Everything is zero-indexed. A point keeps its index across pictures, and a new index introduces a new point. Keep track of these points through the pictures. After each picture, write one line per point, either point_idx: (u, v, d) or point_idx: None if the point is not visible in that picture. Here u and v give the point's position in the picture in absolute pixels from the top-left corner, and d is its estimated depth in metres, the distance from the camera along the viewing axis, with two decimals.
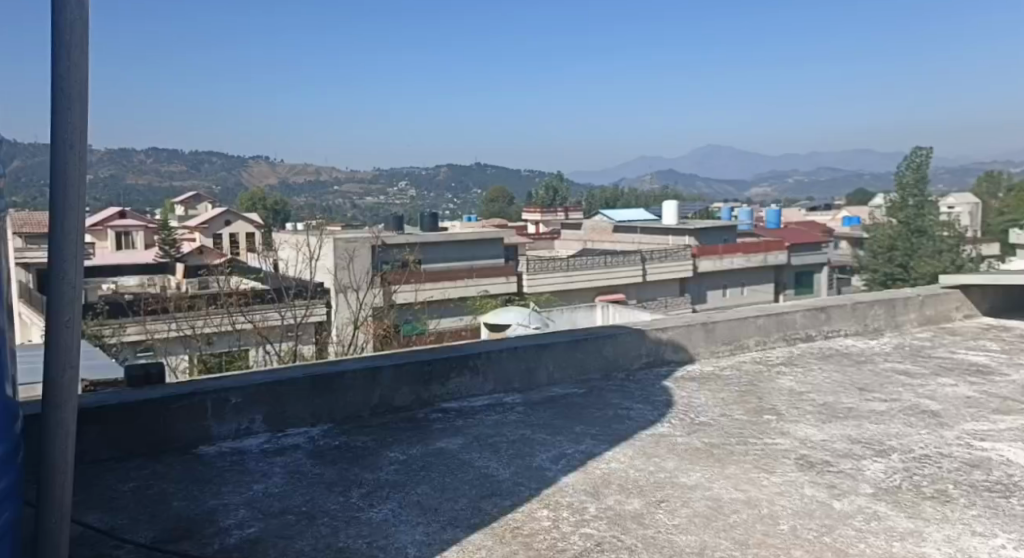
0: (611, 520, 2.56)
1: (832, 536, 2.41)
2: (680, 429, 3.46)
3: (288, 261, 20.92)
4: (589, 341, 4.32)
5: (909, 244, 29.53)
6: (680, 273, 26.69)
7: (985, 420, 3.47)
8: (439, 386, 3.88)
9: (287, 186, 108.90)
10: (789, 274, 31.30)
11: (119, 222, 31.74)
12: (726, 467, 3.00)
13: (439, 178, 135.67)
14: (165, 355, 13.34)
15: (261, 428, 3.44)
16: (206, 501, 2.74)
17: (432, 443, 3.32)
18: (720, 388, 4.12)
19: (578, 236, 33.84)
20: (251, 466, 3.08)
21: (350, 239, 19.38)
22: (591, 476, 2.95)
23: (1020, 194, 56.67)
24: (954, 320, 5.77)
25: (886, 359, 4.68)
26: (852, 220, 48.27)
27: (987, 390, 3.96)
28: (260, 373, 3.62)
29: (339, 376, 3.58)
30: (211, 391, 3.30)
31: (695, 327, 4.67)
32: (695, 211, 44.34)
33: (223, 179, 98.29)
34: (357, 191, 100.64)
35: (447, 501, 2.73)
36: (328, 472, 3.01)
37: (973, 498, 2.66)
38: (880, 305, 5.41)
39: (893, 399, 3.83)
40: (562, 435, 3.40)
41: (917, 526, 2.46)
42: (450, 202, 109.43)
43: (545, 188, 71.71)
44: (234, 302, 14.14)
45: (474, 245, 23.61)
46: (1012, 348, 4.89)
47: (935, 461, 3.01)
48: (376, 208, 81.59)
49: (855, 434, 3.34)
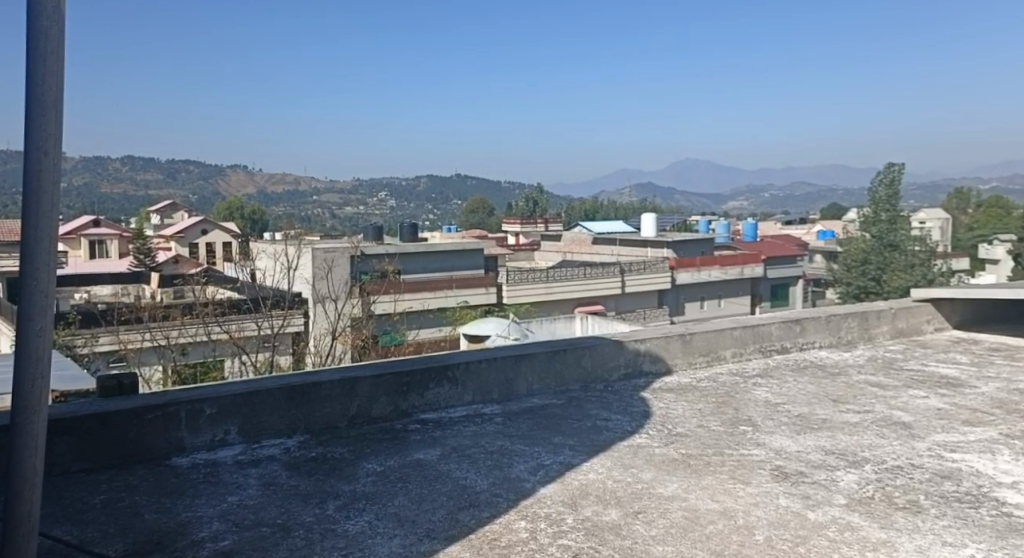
0: (588, 531, 2.57)
1: (806, 547, 2.44)
2: (657, 440, 3.48)
3: (266, 270, 20.79)
4: (566, 351, 4.34)
5: (883, 258, 29.97)
6: (658, 285, 26.83)
7: (955, 432, 3.53)
8: (417, 396, 3.87)
9: (265, 195, 108.38)
10: (765, 287, 31.57)
11: (94, 230, 31.36)
12: (703, 478, 3.02)
13: (419, 189, 135.74)
14: (140, 366, 13.17)
15: (236, 440, 3.41)
16: (179, 514, 2.71)
17: (410, 454, 3.32)
18: (697, 399, 4.15)
19: (558, 247, 33.95)
20: (225, 477, 3.05)
21: (329, 249, 19.35)
22: (569, 487, 2.95)
23: (991, 211, 57.38)
24: (925, 333, 5.86)
25: (859, 371, 4.73)
26: (827, 234, 48.76)
27: (957, 402, 4.02)
28: (236, 383, 3.59)
29: (316, 386, 3.57)
30: (185, 402, 3.27)
31: (673, 338, 4.70)
32: (674, 224, 44.62)
33: (201, 188, 97.61)
34: (336, 200, 100.45)
35: (424, 512, 2.73)
36: (304, 484, 2.99)
37: (943, 508, 2.70)
38: (854, 317, 5.48)
39: (866, 411, 3.88)
40: (540, 446, 3.41)
41: (890, 536, 2.50)
42: (430, 212, 109.28)
43: (524, 200, 72.03)
44: (210, 312, 14.02)
45: (454, 256, 23.61)
46: (981, 361, 4.97)
47: (907, 472, 3.05)
48: (355, 218, 81.31)
49: (829, 445, 3.38)
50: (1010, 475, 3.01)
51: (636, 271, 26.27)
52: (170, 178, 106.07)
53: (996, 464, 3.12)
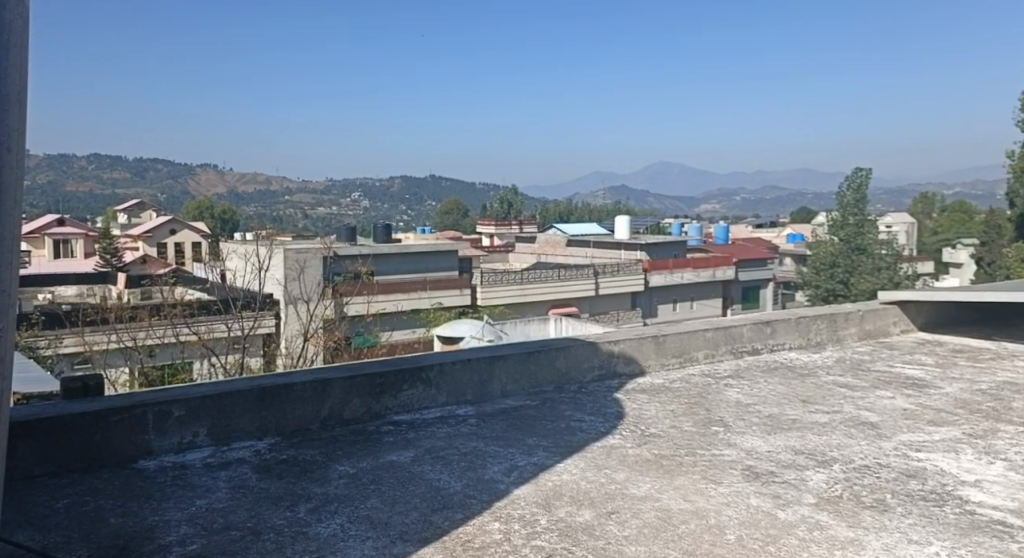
0: (561, 532, 2.58)
1: (777, 546, 2.47)
2: (631, 440, 3.51)
3: (236, 271, 20.58)
4: (541, 353, 4.35)
5: (850, 261, 30.43)
6: (632, 287, 26.97)
7: (921, 431, 3.60)
8: (390, 397, 3.86)
9: (236, 194, 107.22)
10: (737, 289, 31.90)
11: (58, 230, 30.77)
12: (675, 478, 3.05)
13: (393, 190, 135.08)
14: (106, 368, 12.95)
15: (205, 442, 3.38)
16: (144, 518, 2.68)
17: (383, 456, 3.31)
18: (669, 400, 4.18)
19: (532, 249, 33.99)
20: (194, 480, 3.02)
21: (301, 249, 19.20)
22: (543, 488, 2.97)
23: (954, 217, 58.43)
24: (892, 335, 5.96)
25: (827, 372, 4.80)
26: (797, 238, 49.33)
27: (923, 402, 4.10)
28: (206, 385, 3.56)
29: (287, 388, 3.55)
30: (153, 404, 3.24)
31: (647, 340, 4.73)
32: (647, 226, 44.89)
33: (170, 187, 96.22)
34: (308, 201, 99.67)
35: (397, 514, 2.72)
36: (275, 487, 2.97)
37: (910, 507, 2.75)
38: (823, 319, 5.57)
39: (835, 411, 3.94)
40: (514, 448, 3.41)
41: (857, 534, 2.54)
42: (404, 213, 108.88)
43: (499, 202, 71.97)
44: (178, 313, 13.82)
45: (428, 257, 23.55)
46: (944, 362, 5.08)
47: (874, 471, 3.10)
48: (328, 218, 80.70)
49: (799, 445, 3.43)
50: (973, 473, 3.08)
51: (609, 273, 26.38)
52: (138, 177, 104.48)
53: (960, 463, 3.19)
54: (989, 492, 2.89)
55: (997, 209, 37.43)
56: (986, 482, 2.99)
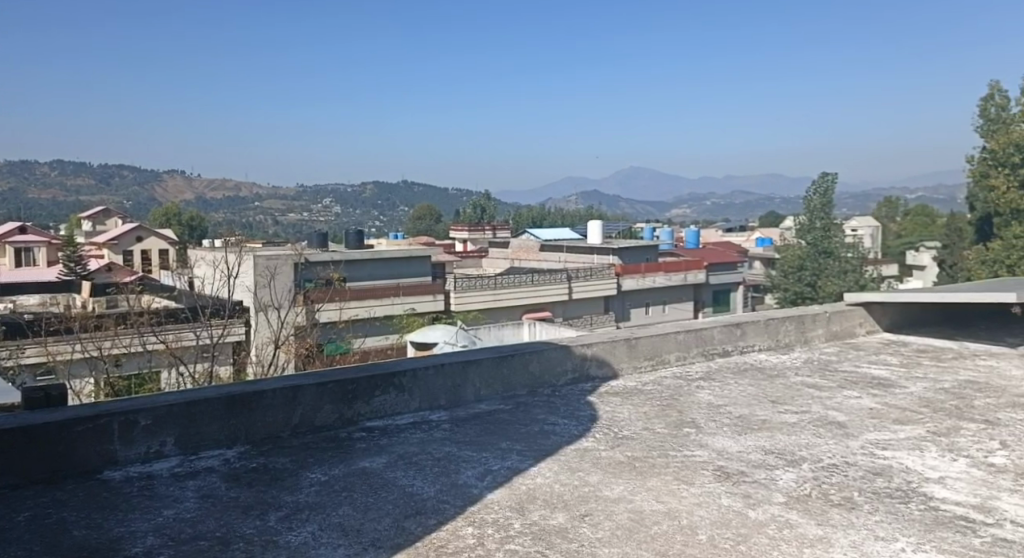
0: (534, 536, 2.59)
1: (747, 545, 2.51)
2: (604, 443, 3.53)
3: (204, 277, 20.33)
4: (514, 357, 4.37)
5: (817, 264, 30.94)
6: (604, 291, 27.09)
7: (886, 430, 3.67)
8: (363, 403, 3.85)
9: (204, 201, 105.89)
10: (708, 292, 32.22)
11: (19, 237, 30.13)
12: (647, 479, 3.08)
13: (364, 196, 134.38)
14: (70, 379, 12.71)
15: (173, 451, 3.34)
16: (110, 530, 2.65)
17: (356, 463, 3.30)
18: (642, 403, 4.20)
19: (504, 254, 33.98)
20: (161, 491, 2.99)
21: (271, 255, 18.99)
22: (517, 492, 2.97)
23: (917, 220, 59.51)
24: (858, 336, 6.06)
25: (796, 373, 4.88)
26: (766, 242, 49.95)
27: (888, 401, 4.18)
28: (174, 393, 3.52)
29: (257, 395, 3.52)
30: (118, 413, 3.20)
31: (619, 343, 4.78)
32: (619, 230, 45.12)
33: (137, 194, 94.72)
34: (278, 207, 98.72)
35: (370, 521, 2.72)
36: (244, 496, 2.94)
37: (876, 504, 2.81)
38: (791, 320, 5.65)
39: (803, 411, 4.00)
40: (488, 452, 3.42)
41: (825, 532, 2.58)
42: (375, 218, 108.29)
43: (472, 206, 71.81)
44: (145, 321, 13.60)
45: (400, 263, 23.45)
46: (908, 362, 5.18)
47: (842, 470, 3.16)
48: (298, 225, 79.92)
49: (769, 445, 3.48)
50: (936, 470, 3.15)
51: (582, 277, 26.46)
52: (103, 183, 102.73)
53: (925, 460, 3.26)
54: (952, 488, 2.96)
55: (958, 212, 38.17)
56: (950, 478, 3.06)
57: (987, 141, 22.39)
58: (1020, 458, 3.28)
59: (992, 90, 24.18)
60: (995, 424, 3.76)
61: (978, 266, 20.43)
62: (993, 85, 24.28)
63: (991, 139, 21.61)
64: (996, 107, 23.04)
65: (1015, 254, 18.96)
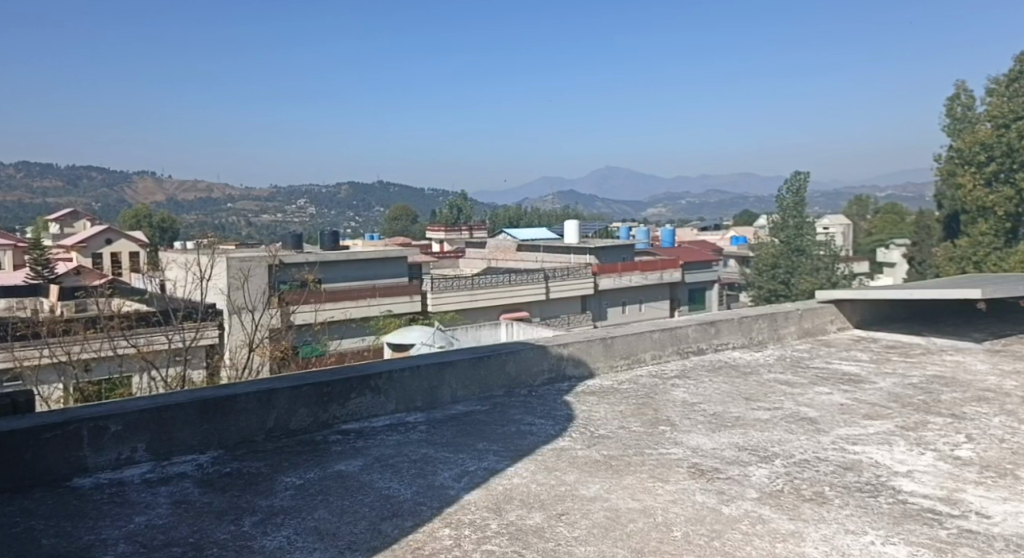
0: (511, 536, 2.60)
1: (720, 541, 2.54)
2: (581, 442, 3.55)
3: (176, 280, 20.08)
4: (491, 358, 4.37)
5: (791, 262, 31.30)
6: (581, 290, 27.16)
7: (856, 425, 3.72)
8: (339, 406, 3.83)
9: (175, 202, 104.55)
10: (683, 291, 32.45)
11: None
12: (623, 478, 3.10)
13: (339, 197, 133.65)
14: (38, 385, 12.45)
15: (144, 457, 3.31)
16: (80, 538, 2.61)
17: (331, 466, 3.28)
18: (618, 401, 4.24)
19: (481, 254, 33.95)
20: (132, 497, 2.95)
21: (245, 257, 18.79)
22: (494, 492, 2.99)
23: (887, 217, 60.47)
24: (829, 332, 6.13)
25: (769, 370, 4.94)
26: (740, 241, 50.38)
27: (858, 397, 4.24)
28: (144, 398, 3.48)
29: (229, 400, 3.49)
30: (86, 419, 3.15)
31: (595, 342, 4.80)
32: (595, 229, 45.25)
33: (106, 196, 93.22)
34: (251, 209, 97.80)
35: (346, 524, 2.71)
36: (217, 501, 2.92)
37: (846, 498, 2.85)
38: (764, 318, 5.71)
39: (776, 407, 4.05)
40: (465, 453, 3.43)
41: (797, 527, 2.62)
42: (350, 219, 107.74)
43: (448, 207, 71.63)
44: (115, 325, 13.38)
45: (377, 264, 23.36)
46: (879, 358, 5.27)
47: (813, 465, 3.20)
48: (271, 226, 79.19)
49: (742, 442, 3.52)
50: (905, 464, 3.20)
51: (559, 276, 26.52)
52: (71, 186, 101.13)
53: (893, 455, 3.32)
54: (920, 481, 3.01)
55: (926, 210, 38.78)
56: (917, 472, 3.11)
57: (953, 139, 22.78)
58: (984, 451, 3.35)
59: (959, 89, 24.54)
60: (961, 418, 3.83)
61: (946, 263, 20.85)
62: (959, 84, 24.69)
63: (957, 138, 21.96)
64: (962, 106, 23.46)
65: (983, 251, 19.40)
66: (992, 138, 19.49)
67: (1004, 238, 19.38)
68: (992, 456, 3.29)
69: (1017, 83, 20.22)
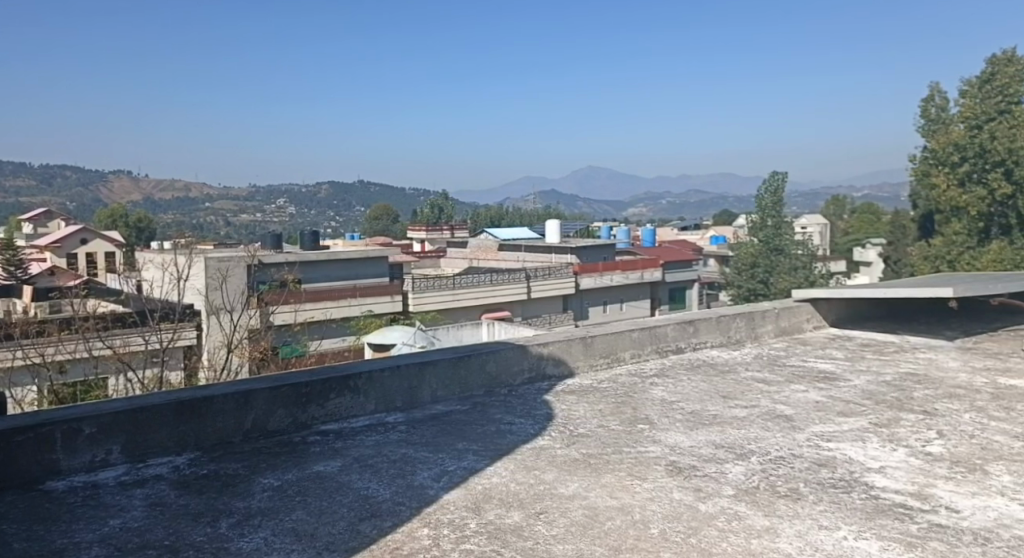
0: (490, 534, 2.61)
1: (696, 537, 2.56)
2: (560, 441, 3.56)
3: (153, 280, 19.87)
4: (471, 357, 4.37)
5: (769, 261, 31.58)
6: (563, 289, 27.22)
7: (831, 423, 3.77)
8: (317, 407, 3.81)
9: (152, 202, 103.22)
10: (664, 290, 32.62)
11: None
12: (601, 476, 3.11)
13: (319, 197, 132.95)
14: (12, 387, 12.27)
15: (119, 460, 3.28)
16: (52, 541, 2.59)
17: (309, 467, 3.27)
18: (597, 400, 4.26)
19: (462, 254, 33.92)
20: (106, 500, 2.93)
21: (223, 257, 18.63)
22: (473, 492, 2.99)
23: (863, 217, 61.25)
24: (805, 331, 6.20)
25: (746, 368, 4.98)
26: (719, 241, 50.74)
27: (833, 394, 4.29)
28: (119, 400, 3.45)
29: (207, 401, 3.47)
30: (60, 421, 3.13)
31: (575, 342, 4.81)
32: (577, 229, 45.32)
33: (81, 196, 91.84)
34: (230, 208, 96.96)
35: (323, 525, 2.70)
36: (194, 503, 2.91)
37: (820, 494, 2.88)
38: (741, 317, 5.75)
39: (753, 405, 4.09)
40: (444, 453, 3.43)
41: (772, 523, 2.65)
42: (330, 219, 107.14)
43: (430, 206, 71.46)
44: (91, 326, 13.20)
45: (358, 264, 23.26)
46: (853, 356, 5.33)
47: (789, 461, 3.24)
48: (250, 226, 78.49)
49: (719, 439, 3.55)
50: (877, 460, 3.25)
51: (541, 276, 26.55)
52: (44, 185, 99.53)
53: (867, 451, 3.36)
54: (892, 477, 3.06)
55: (900, 210, 39.26)
56: (889, 468, 3.16)
57: (927, 140, 23.08)
58: (955, 447, 3.41)
59: (934, 90, 24.85)
60: (933, 415, 3.89)
61: (920, 261, 21.16)
62: (934, 86, 24.97)
63: (931, 139, 22.22)
64: (936, 107, 23.77)
65: (956, 250, 19.71)
66: (965, 138, 19.73)
67: (977, 238, 19.69)
68: (962, 451, 3.35)
69: (989, 84, 20.49)
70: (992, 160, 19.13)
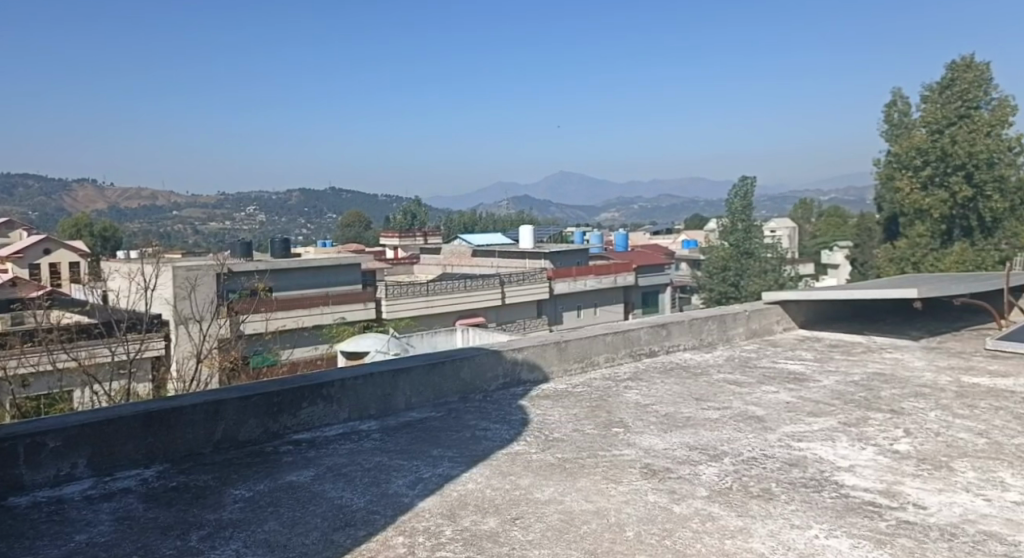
0: (466, 541, 2.61)
1: (671, 539, 2.58)
2: (535, 446, 3.57)
3: (120, 290, 19.55)
4: (445, 363, 4.37)
5: (740, 265, 31.92)
6: (537, 294, 27.25)
7: (802, 422, 3.82)
8: (289, 416, 3.78)
9: (118, 211, 101.48)
10: (637, 295, 32.82)
11: None
12: (577, 480, 3.13)
13: (290, 205, 131.73)
14: None
15: (85, 473, 3.22)
16: None
17: (282, 477, 3.24)
18: (572, 404, 4.27)
19: (436, 260, 33.84)
20: (73, 514, 2.88)
21: (192, 266, 18.38)
22: (448, 499, 2.98)
23: (830, 221, 62.21)
24: (775, 333, 6.27)
25: (718, 370, 5.03)
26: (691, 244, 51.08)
27: (803, 395, 4.35)
28: (85, 411, 3.39)
29: (176, 411, 3.43)
30: (23, 435, 3.07)
31: (549, 346, 4.83)
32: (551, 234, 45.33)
33: (45, 206, 89.99)
34: (199, 217, 95.62)
35: (297, 535, 2.68)
36: (163, 516, 2.87)
37: (791, 494, 2.92)
38: (713, 319, 5.82)
39: (725, 407, 4.12)
40: (418, 460, 3.42)
41: (745, 523, 2.68)
42: (302, 226, 106.26)
43: (403, 213, 71.13)
44: (55, 338, 12.90)
45: (331, 271, 23.12)
46: (822, 356, 5.42)
47: (761, 462, 3.28)
48: (220, 234, 77.47)
49: (693, 441, 3.58)
50: (847, 459, 3.30)
51: (515, 281, 26.56)
52: (7, 196, 97.41)
53: (836, 450, 3.41)
54: (862, 475, 3.11)
55: (867, 213, 39.94)
56: (859, 466, 3.21)
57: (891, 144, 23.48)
58: (921, 444, 3.47)
59: (896, 95, 25.26)
60: (900, 413, 3.96)
61: (886, 263, 21.51)
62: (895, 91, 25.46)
63: (895, 143, 22.57)
64: (899, 112, 24.20)
65: (920, 251, 20.06)
66: (927, 143, 20.02)
67: (939, 239, 20.08)
68: (929, 449, 3.41)
69: (950, 90, 20.75)
70: (953, 164, 19.54)
